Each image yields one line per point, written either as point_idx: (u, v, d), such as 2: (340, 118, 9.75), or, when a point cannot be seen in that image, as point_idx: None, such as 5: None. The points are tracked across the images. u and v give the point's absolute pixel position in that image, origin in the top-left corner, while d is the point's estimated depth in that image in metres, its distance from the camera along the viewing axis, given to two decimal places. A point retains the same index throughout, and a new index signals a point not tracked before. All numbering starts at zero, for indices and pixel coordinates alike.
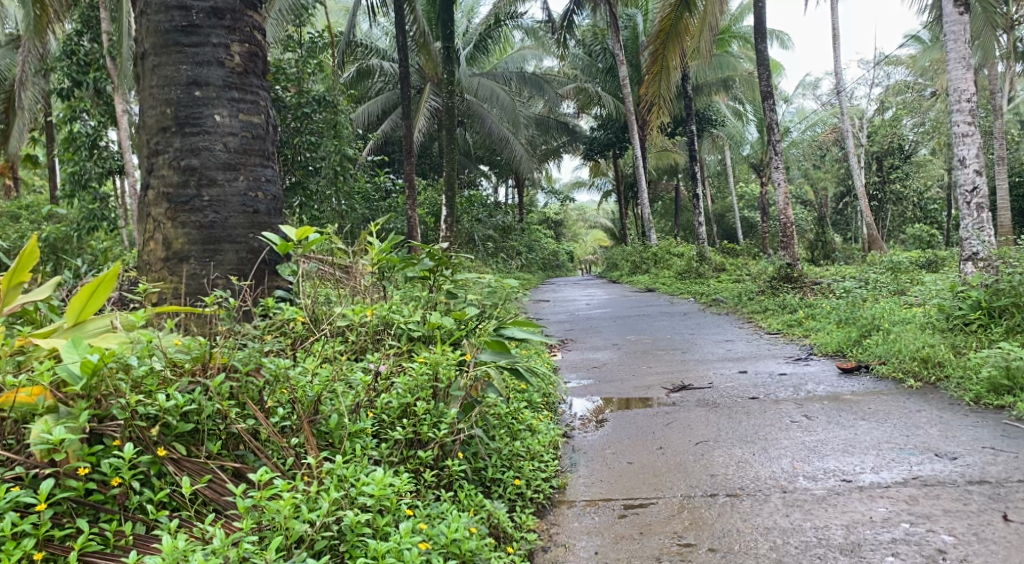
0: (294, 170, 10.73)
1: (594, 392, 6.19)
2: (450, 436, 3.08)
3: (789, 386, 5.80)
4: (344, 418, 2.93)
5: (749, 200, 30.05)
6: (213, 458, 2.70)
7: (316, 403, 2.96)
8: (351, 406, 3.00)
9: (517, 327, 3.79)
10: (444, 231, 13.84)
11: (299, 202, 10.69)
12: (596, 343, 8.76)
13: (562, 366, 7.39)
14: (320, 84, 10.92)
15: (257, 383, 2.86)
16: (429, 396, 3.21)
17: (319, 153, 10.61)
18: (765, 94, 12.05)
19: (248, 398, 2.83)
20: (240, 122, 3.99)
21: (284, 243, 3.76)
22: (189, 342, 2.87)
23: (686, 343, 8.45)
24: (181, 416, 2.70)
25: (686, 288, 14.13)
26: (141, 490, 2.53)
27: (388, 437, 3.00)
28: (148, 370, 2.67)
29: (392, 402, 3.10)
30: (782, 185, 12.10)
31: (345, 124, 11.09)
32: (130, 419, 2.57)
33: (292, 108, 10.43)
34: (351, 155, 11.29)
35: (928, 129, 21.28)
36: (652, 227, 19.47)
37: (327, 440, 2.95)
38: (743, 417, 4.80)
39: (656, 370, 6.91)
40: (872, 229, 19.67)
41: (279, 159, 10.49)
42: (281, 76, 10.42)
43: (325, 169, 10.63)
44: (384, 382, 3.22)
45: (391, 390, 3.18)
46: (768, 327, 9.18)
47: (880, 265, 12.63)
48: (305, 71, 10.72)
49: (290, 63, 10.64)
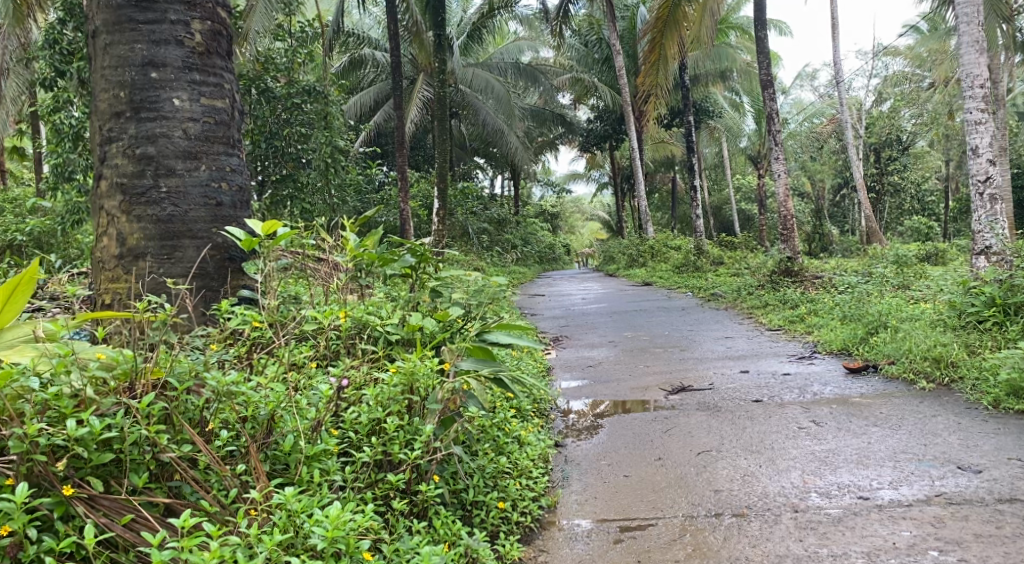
0: (288, 162, 10.28)
1: (590, 393, 5.89)
2: (425, 457, 2.80)
3: (793, 387, 5.51)
4: (302, 440, 2.65)
5: (746, 192, 29.76)
6: (137, 493, 2.39)
7: (270, 423, 2.68)
8: (310, 425, 2.73)
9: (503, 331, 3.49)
10: (438, 225, 13.52)
11: (290, 194, 10.21)
12: (592, 341, 8.47)
13: (555, 366, 7.10)
14: (311, 74, 10.66)
15: (196, 402, 2.57)
16: (403, 410, 2.92)
17: (309, 145, 10.30)
18: (765, 83, 11.75)
19: (185, 422, 2.54)
20: (202, 106, 3.69)
21: (248, 240, 3.45)
22: (114, 355, 2.55)
23: (685, 340, 8.16)
24: (101, 446, 2.39)
25: (684, 282, 13.82)
26: (41, 538, 2.22)
27: (355, 459, 2.72)
28: (62, 393, 2.36)
29: (361, 417, 2.82)
30: (781, 177, 11.79)
31: (337, 115, 10.81)
32: (29, 454, 2.25)
33: (281, 98, 10.10)
34: (341, 147, 10.97)
35: (926, 121, 20.96)
36: (649, 220, 19.14)
37: (281, 465, 2.66)
38: (745, 422, 4.52)
39: (654, 370, 6.62)
40: (871, 221, 19.37)
41: (267, 150, 10.15)
42: (271, 66, 10.16)
43: (315, 160, 10.33)
44: (354, 393, 2.93)
45: (361, 403, 2.90)
46: (768, 323, 8.89)
47: (882, 258, 12.32)
48: (295, 60, 10.41)
49: (280, 52, 10.33)
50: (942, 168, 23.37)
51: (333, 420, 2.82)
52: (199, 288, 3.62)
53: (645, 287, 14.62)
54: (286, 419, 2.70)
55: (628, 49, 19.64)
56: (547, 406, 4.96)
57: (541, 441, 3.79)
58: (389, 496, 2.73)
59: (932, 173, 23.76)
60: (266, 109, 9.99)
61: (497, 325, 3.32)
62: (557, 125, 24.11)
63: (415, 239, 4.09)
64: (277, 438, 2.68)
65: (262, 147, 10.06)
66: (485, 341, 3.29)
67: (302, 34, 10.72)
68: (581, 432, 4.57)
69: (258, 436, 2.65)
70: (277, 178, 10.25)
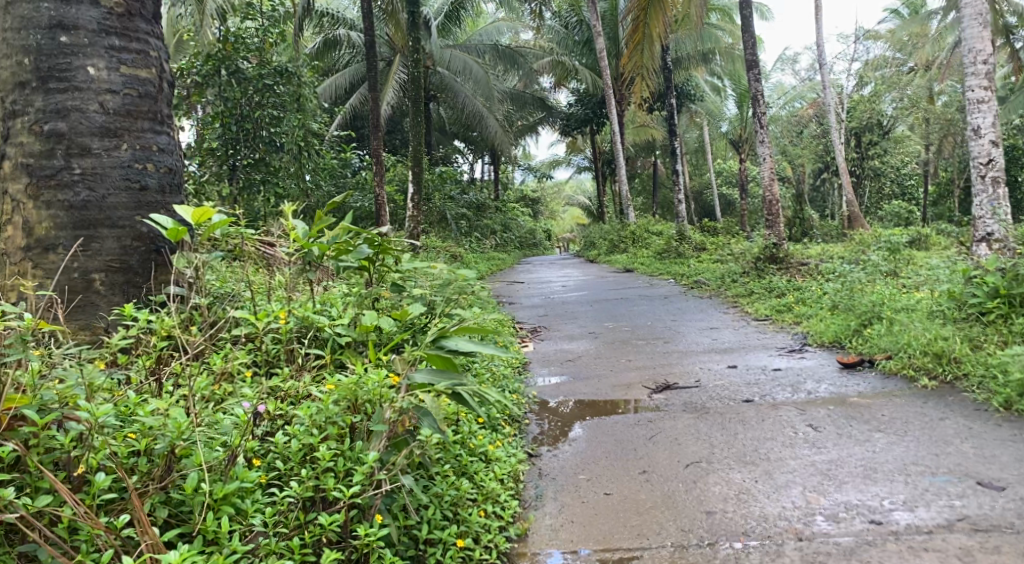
0: (257, 146, 9.71)
1: (568, 391, 5.50)
2: (365, 494, 2.50)
3: (785, 384, 5.15)
4: (206, 480, 2.42)
5: (727, 176, 29.43)
6: None
7: (170, 458, 2.45)
8: (220, 459, 2.50)
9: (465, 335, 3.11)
10: (413, 211, 13.03)
11: (261, 178, 9.70)
12: (571, 332, 8.07)
13: (533, 360, 6.70)
14: (282, 54, 10.10)
15: (65, 440, 2.34)
16: (341, 434, 2.68)
17: (281, 128, 9.78)
18: (750, 63, 11.34)
19: (51, 463, 2.33)
20: (121, 77, 3.32)
21: (175, 231, 3.03)
22: None
23: (669, 331, 7.79)
24: None
25: (665, 269, 13.47)
26: None
27: (275, 499, 2.48)
28: None
29: (292, 443, 2.62)
30: (767, 160, 11.40)
31: (309, 97, 10.33)
32: None
33: (252, 79, 9.56)
34: (313, 130, 10.46)
35: (907, 105, 20.54)
36: (629, 205, 18.73)
37: (180, 511, 2.42)
38: (734, 427, 4.17)
39: (636, 364, 6.24)
40: (853, 206, 19.07)
41: (236, 132, 9.59)
42: (240, 45, 9.59)
43: (288, 144, 9.81)
44: (279, 415, 2.71)
45: (295, 429, 2.67)
46: (755, 313, 8.55)
47: (868, 244, 12.02)
48: (267, 40, 9.84)
49: (250, 32, 9.76)
50: (922, 152, 23.23)
51: (258, 449, 2.61)
52: (121, 283, 3.25)
53: (627, 274, 14.25)
54: (194, 454, 2.47)
55: (609, 30, 19.15)
56: (522, 408, 4.57)
57: (509, 457, 3.43)
58: (321, 541, 2.45)
59: (913, 158, 23.59)
60: (237, 91, 9.45)
61: (446, 331, 2.97)
62: (536, 109, 23.61)
63: (371, 228, 3.63)
64: (179, 476, 2.45)
65: (231, 130, 9.52)
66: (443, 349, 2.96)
67: (272, 11, 10.06)
68: (556, 439, 4.18)
69: (156, 475, 2.41)
70: (247, 163, 9.70)
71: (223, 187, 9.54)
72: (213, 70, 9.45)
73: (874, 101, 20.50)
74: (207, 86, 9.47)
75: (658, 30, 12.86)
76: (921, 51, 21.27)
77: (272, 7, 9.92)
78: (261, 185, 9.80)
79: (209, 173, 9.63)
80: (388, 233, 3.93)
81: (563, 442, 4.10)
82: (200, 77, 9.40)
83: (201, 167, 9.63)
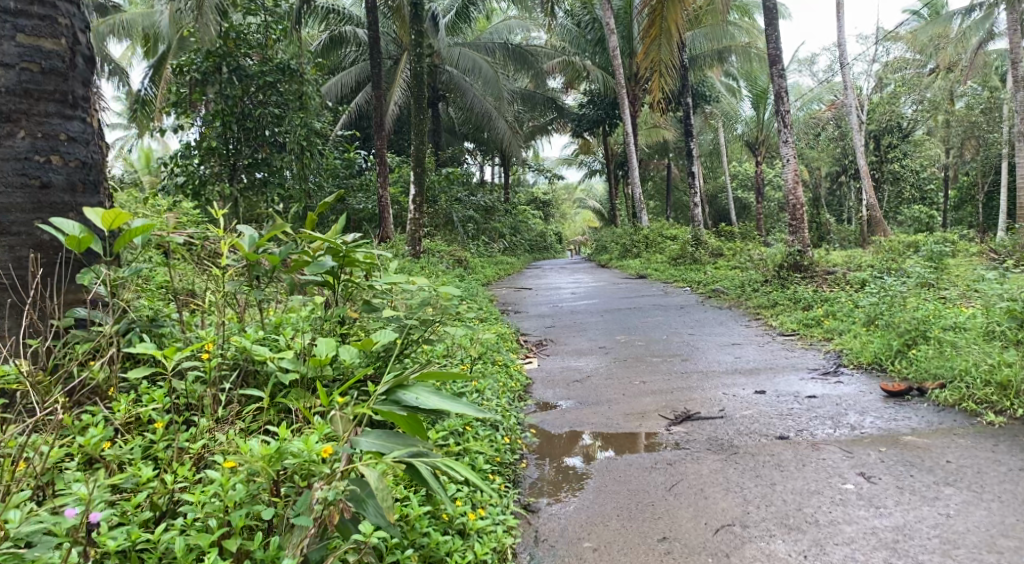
0: (259, 145, 9.25)
1: (574, 421, 4.82)
2: None
3: (824, 417, 4.48)
4: None
5: (743, 179, 28.56)
6: None
7: None
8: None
9: (432, 385, 2.57)
10: (414, 212, 12.37)
11: (262, 178, 9.28)
12: (579, 347, 7.39)
13: (536, 380, 6.02)
14: (286, 51, 9.55)
15: None
16: (244, 525, 2.40)
17: (285, 126, 9.29)
18: (772, 58, 10.65)
19: None
20: (18, 48, 3.08)
21: (73, 243, 2.58)
22: None
23: (686, 348, 7.10)
24: None
25: (680, 275, 12.79)
26: None
27: None
28: None
29: (177, 538, 2.32)
30: (790, 162, 10.67)
31: (313, 96, 9.82)
32: None
33: (255, 77, 9.05)
34: (316, 130, 9.95)
35: (927, 108, 19.67)
36: (643, 208, 18.01)
37: None
38: (771, 475, 3.50)
39: (652, 388, 5.55)
40: (874, 210, 18.19)
41: (228, 131, 8.97)
42: (242, 42, 9.06)
43: (291, 144, 9.31)
44: (167, 498, 2.44)
45: (183, 522, 2.39)
46: (780, 327, 7.87)
47: (896, 253, 11.30)
48: (271, 36, 9.29)
49: (252, 27, 9.22)
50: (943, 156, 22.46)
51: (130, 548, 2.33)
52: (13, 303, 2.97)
53: (639, 279, 13.60)
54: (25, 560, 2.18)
55: (624, 29, 18.46)
56: (520, 447, 3.93)
57: (495, 527, 2.94)
58: None
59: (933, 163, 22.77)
60: (238, 90, 8.95)
61: (400, 383, 2.56)
62: (547, 109, 22.86)
63: (337, 238, 3.01)
64: None
65: (231, 128, 8.97)
66: (401, 404, 2.52)
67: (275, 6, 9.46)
68: (560, 486, 3.55)
69: None
70: (247, 163, 9.20)
71: (222, 188, 8.94)
72: (213, 67, 8.92)
73: (893, 103, 19.45)
74: (208, 84, 8.93)
75: (676, 24, 12.23)
76: (945, 53, 20.50)
77: (275, 2, 9.35)
78: (264, 185, 9.39)
79: (208, 173, 9.01)
80: (355, 238, 3.29)
81: (566, 491, 3.49)
82: (200, 75, 8.87)
83: (196, 165, 9.05)
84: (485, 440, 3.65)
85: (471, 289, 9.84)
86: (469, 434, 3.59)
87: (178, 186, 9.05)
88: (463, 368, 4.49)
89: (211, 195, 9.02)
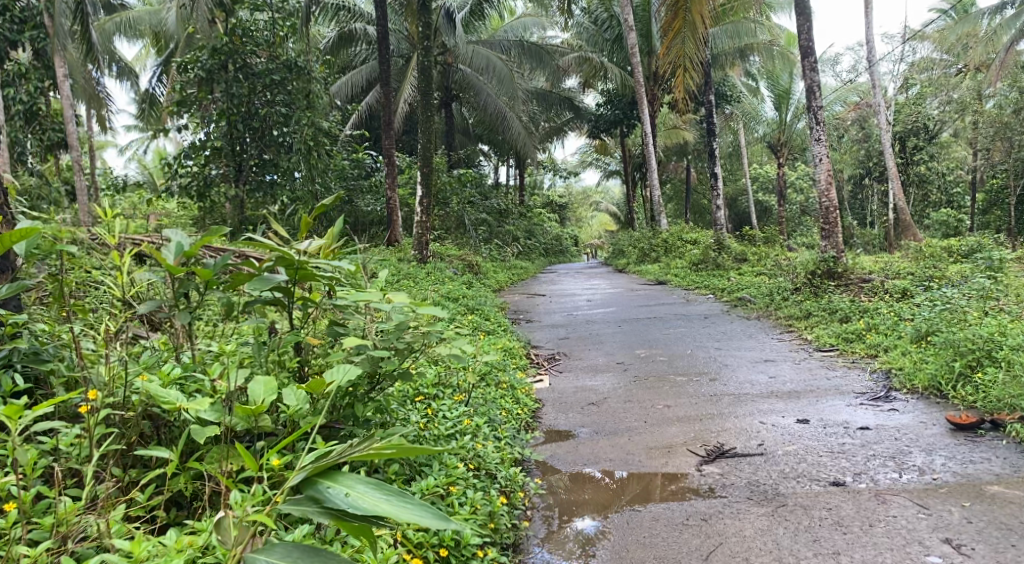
0: (266, 146, 9.30)
1: (587, 458, 4.13)
2: None
3: (884, 456, 3.83)
4: None
5: (764, 182, 27.66)
6: None
7: None
8: None
9: (380, 489, 2.06)
10: (421, 215, 11.71)
11: (271, 179, 9.37)
12: (595, 363, 6.72)
13: (546, 403, 5.37)
14: (295, 49, 9.53)
15: None
16: None
17: (292, 125, 9.27)
18: (804, 51, 9.95)
19: None
20: None
21: None
22: None
23: (713, 365, 6.42)
24: None
25: (702, 282, 12.09)
26: None
27: None
28: None
29: None
30: (823, 161, 9.96)
31: (320, 93, 9.90)
32: None
33: (260, 74, 9.08)
34: (324, 128, 10.05)
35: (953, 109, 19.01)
36: (662, 211, 17.25)
37: None
38: (832, 540, 2.96)
39: (677, 414, 4.88)
40: (902, 213, 17.27)
41: (234, 131, 9.03)
42: (249, 39, 9.10)
43: (298, 143, 9.33)
44: None
45: None
46: (816, 341, 7.18)
47: (934, 261, 10.53)
48: (279, 32, 9.35)
49: (262, 23, 9.32)
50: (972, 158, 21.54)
51: None
52: None
53: (658, 286, 12.92)
54: None
55: (642, 27, 17.79)
56: (524, 506, 3.30)
57: None
58: None
59: (960, 165, 21.86)
60: (245, 89, 8.94)
61: (327, 474, 2.07)
62: (564, 109, 22.13)
63: (293, 254, 2.43)
64: None
65: (237, 127, 9.05)
66: (334, 507, 2.05)
67: (282, 4, 9.64)
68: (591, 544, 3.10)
69: None
70: (254, 164, 9.31)
71: (228, 189, 9.12)
72: (218, 65, 8.96)
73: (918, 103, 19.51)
74: (213, 82, 8.98)
75: (700, 17, 11.58)
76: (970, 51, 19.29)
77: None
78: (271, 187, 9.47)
79: (217, 175, 9.21)
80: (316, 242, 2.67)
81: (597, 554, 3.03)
82: (205, 72, 8.91)
83: (203, 168, 9.20)
84: (471, 489, 3.13)
85: (479, 296, 9.21)
86: (454, 498, 3.00)
87: (184, 187, 9.22)
88: (456, 400, 3.88)
89: (217, 196, 9.23)
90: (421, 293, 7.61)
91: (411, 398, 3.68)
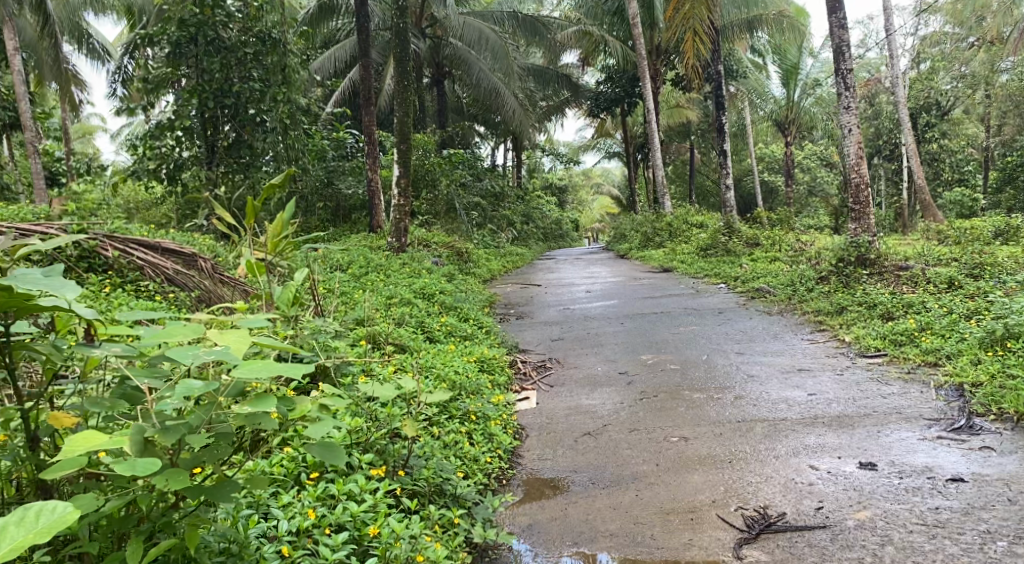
0: (240, 125, 8.12)
1: (577, 532, 3.00)
2: None
3: (999, 536, 2.73)
4: None
5: (771, 162, 26.33)
6: None
7: None
8: None
9: None
10: (399, 199, 10.47)
11: (232, 160, 8.10)
12: (593, 374, 5.53)
13: (533, 432, 4.20)
14: (272, 20, 8.31)
15: None
16: None
17: (265, 102, 8.03)
18: (832, 5, 8.69)
19: None
20: None
21: None
22: None
23: (737, 377, 5.22)
24: None
25: (712, 270, 10.86)
26: None
27: None
28: None
29: None
30: (852, 133, 8.73)
31: (296, 66, 8.66)
32: None
33: (234, 46, 7.89)
34: (301, 106, 8.86)
35: (968, 84, 17.57)
36: (665, 193, 15.95)
37: None
38: None
39: (698, 453, 3.73)
40: (921, 192, 15.87)
41: (196, 107, 7.82)
42: (220, 8, 7.85)
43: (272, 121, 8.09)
44: None
45: None
46: (858, 344, 5.97)
47: (974, 246, 9.29)
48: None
49: None
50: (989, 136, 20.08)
51: None
52: None
53: (663, 273, 11.75)
54: None
55: None
56: None
57: None
58: None
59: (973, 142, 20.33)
60: (215, 60, 7.76)
61: None
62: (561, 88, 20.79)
63: None
64: None
65: (208, 106, 7.82)
66: None
67: None
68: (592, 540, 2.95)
69: None
70: (226, 145, 8.11)
71: (196, 171, 7.92)
72: (187, 38, 7.80)
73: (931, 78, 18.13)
74: (183, 57, 7.87)
75: None
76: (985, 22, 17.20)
77: None
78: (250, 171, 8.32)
79: (187, 157, 8.07)
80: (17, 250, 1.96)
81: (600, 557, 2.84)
82: (172, 46, 7.76)
83: (174, 150, 8.07)
84: None
85: (462, 291, 8.00)
86: None
87: (151, 172, 8.09)
88: (375, 473, 2.91)
89: (188, 180, 8.05)
90: (388, 290, 6.42)
91: (299, 485, 2.78)
